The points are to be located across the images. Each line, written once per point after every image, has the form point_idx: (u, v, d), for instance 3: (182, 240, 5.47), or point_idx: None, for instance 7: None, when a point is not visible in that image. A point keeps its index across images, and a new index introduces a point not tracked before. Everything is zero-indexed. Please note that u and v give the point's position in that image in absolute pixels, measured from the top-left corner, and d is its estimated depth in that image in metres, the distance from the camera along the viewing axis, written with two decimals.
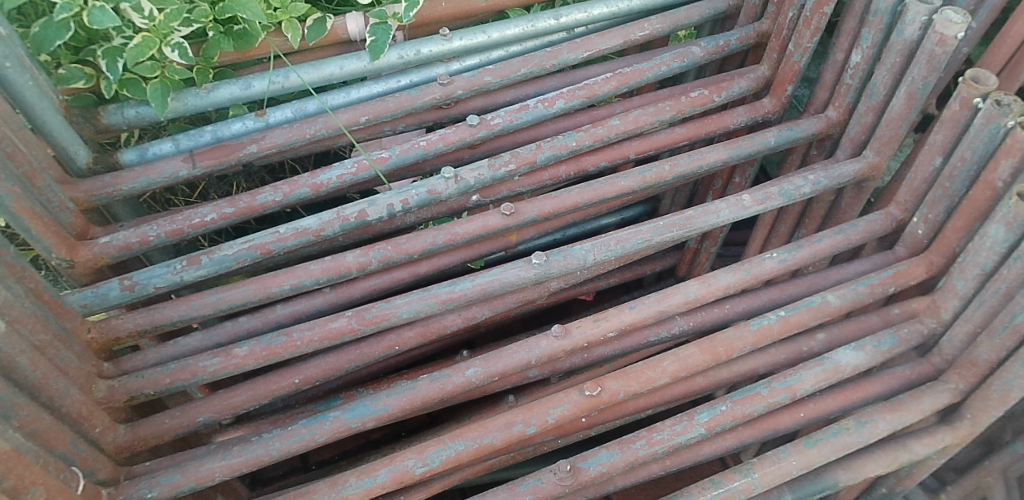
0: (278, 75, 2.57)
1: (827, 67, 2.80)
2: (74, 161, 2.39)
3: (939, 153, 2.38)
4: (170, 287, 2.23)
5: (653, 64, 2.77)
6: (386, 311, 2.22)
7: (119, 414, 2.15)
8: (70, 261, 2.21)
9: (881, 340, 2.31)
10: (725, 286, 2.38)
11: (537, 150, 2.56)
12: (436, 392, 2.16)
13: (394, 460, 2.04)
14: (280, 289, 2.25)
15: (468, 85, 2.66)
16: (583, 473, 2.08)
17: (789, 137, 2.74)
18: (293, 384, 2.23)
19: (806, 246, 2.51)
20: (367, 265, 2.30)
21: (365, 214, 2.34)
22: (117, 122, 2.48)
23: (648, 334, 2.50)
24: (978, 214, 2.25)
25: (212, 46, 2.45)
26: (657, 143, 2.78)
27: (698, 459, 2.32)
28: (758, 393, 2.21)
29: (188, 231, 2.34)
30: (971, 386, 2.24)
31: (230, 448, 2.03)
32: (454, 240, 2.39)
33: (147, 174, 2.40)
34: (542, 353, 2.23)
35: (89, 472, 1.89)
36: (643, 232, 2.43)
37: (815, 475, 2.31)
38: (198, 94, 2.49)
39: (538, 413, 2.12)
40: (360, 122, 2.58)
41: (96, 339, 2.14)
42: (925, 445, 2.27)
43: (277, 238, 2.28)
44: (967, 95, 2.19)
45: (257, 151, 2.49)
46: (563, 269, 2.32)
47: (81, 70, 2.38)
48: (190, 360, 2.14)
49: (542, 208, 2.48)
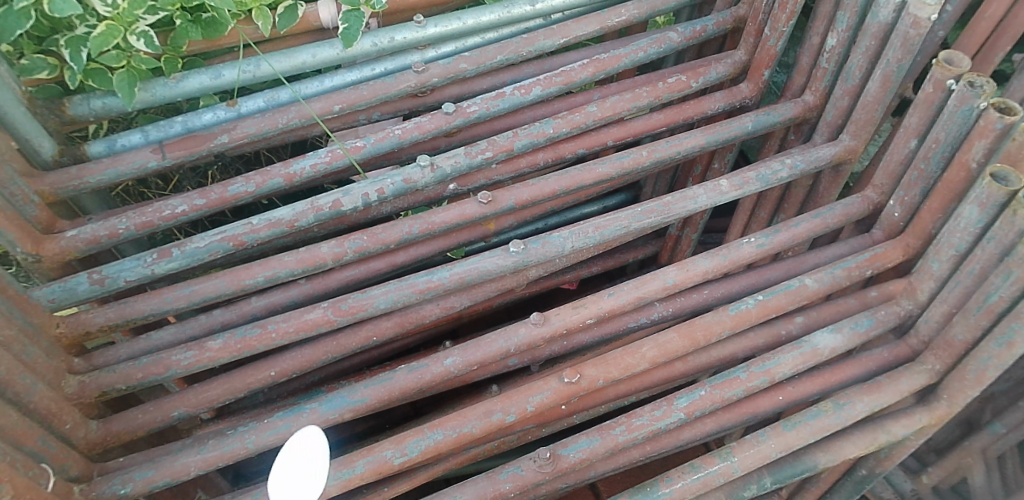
0: (248, 64, 2.52)
1: (804, 51, 2.80)
2: (38, 153, 2.36)
3: (915, 136, 2.38)
4: (141, 281, 2.19)
5: (629, 50, 2.75)
6: (363, 302, 2.20)
7: (92, 409, 2.12)
8: (37, 256, 2.17)
9: (858, 323, 2.32)
10: (703, 271, 2.38)
11: (514, 137, 2.54)
12: (414, 382, 2.15)
13: (372, 451, 2.02)
14: (253, 280, 2.22)
15: (444, 72, 2.63)
16: (563, 460, 2.07)
17: (767, 121, 2.73)
18: (270, 376, 2.20)
19: (784, 230, 2.51)
20: (342, 256, 2.27)
21: (339, 204, 2.31)
22: (84, 113, 2.43)
23: (628, 320, 2.49)
24: (953, 196, 2.26)
25: (180, 35, 2.41)
26: (635, 129, 2.77)
27: (678, 444, 2.32)
28: (737, 378, 2.21)
29: (158, 224, 2.29)
30: (948, 366, 2.25)
31: (205, 442, 2.00)
32: (431, 229, 2.37)
33: (115, 166, 2.36)
34: (520, 341, 2.22)
35: (60, 468, 1.86)
36: (621, 219, 2.42)
37: (795, 458, 2.33)
38: (166, 84, 2.45)
39: (517, 401, 2.11)
40: (333, 111, 2.55)
41: (66, 333, 2.11)
42: (903, 426, 2.29)
43: (250, 230, 2.25)
44: (940, 77, 2.19)
45: (228, 142, 2.46)
46: (541, 256, 2.31)
47: (44, 61, 2.34)
48: (163, 354, 2.10)
49: (520, 196, 2.46)
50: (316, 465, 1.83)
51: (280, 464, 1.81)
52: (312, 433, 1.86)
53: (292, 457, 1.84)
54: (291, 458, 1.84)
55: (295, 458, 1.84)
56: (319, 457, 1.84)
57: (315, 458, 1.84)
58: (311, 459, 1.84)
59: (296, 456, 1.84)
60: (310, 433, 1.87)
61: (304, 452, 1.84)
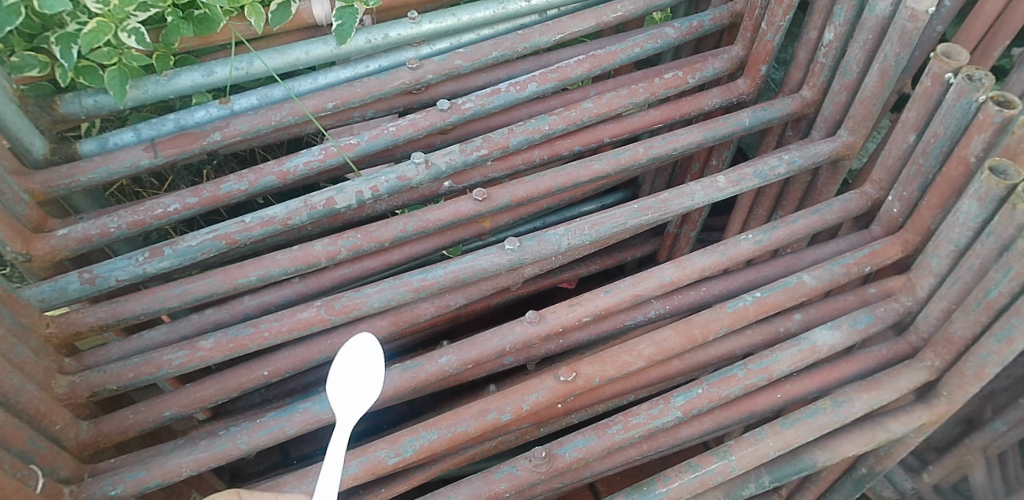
0: (241, 61, 2.51)
1: (801, 46, 2.77)
2: (29, 151, 2.35)
3: (913, 130, 2.36)
4: (133, 280, 2.17)
5: (625, 46, 2.72)
6: (357, 300, 2.18)
7: (83, 410, 2.11)
8: (27, 255, 2.16)
9: (856, 319, 2.30)
10: (700, 268, 2.36)
11: (509, 134, 2.52)
12: (409, 381, 2.13)
13: (366, 451, 1.99)
14: (246, 279, 2.20)
15: (439, 69, 2.61)
16: (559, 459, 2.05)
17: (764, 117, 2.71)
18: (263, 376, 2.18)
19: (782, 227, 2.49)
20: (336, 254, 2.26)
21: (333, 202, 2.29)
22: (75, 111, 2.41)
23: (625, 318, 2.46)
24: (951, 191, 2.24)
25: (172, 32, 2.39)
26: (631, 126, 2.74)
27: (675, 443, 2.30)
28: (734, 375, 2.19)
29: (150, 223, 2.27)
30: (948, 363, 2.22)
31: (197, 442, 1.98)
32: (426, 227, 2.35)
33: (107, 164, 2.34)
34: (516, 339, 2.20)
35: (49, 469, 1.84)
36: (617, 216, 2.39)
37: (793, 456, 2.31)
38: (158, 82, 2.44)
39: (512, 400, 2.09)
40: (327, 108, 2.53)
41: (56, 333, 2.09)
42: (902, 424, 2.26)
43: (243, 228, 2.23)
44: (939, 70, 2.18)
45: (221, 140, 2.44)
46: (537, 254, 2.29)
47: (34, 58, 2.33)
48: (154, 354, 2.08)
49: (515, 193, 2.44)
50: (372, 374, 1.71)
51: (335, 375, 1.70)
52: (366, 339, 1.73)
53: (347, 366, 1.72)
54: (344, 371, 1.72)
55: (349, 369, 1.72)
56: (373, 370, 1.72)
57: (370, 368, 1.73)
58: (366, 369, 1.73)
59: (350, 371, 1.72)
60: (365, 348, 1.74)
61: (358, 361, 1.72)
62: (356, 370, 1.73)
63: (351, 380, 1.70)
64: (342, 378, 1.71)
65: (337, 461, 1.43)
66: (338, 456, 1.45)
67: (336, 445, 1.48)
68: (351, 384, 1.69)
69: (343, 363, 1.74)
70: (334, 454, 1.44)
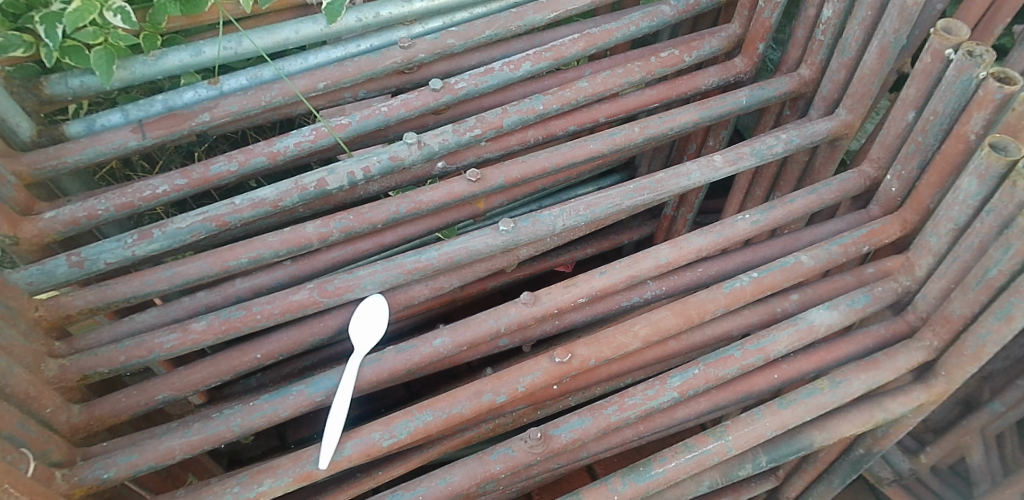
0: (230, 41, 2.47)
1: (799, 24, 2.73)
2: (16, 133, 2.30)
3: (912, 108, 2.33)
4: (122, 263, 2.15)
5: (621, 24, 2.68)
6: (349, 283, 2.16)
7: (75, 394, 2.09)
8: (14, 238, 2.12)
9: (854, 299, 2.28)
10: (697, 249, 2.34)
11: (502, 114, 2.49)
12: (403, 363, 2.10)
13: (360, 433, 1.97)
14: (237, 262, 2.18)
15: (431, 48, 2.57)
16: (554, 441, 2.03)
17: (762, 96, 2.67)
18: (256, 359, 2.16)
19: (779, 207, 2.46)
20: (328, 236, 2.23)
21: (324, 183, 2.27)
22: (61, 92, 2.38)
23: (621, 299, 2.43)
24: (951, 169, 2.21)
25: (159, 12, 2.34)
26: (627, 105, 2.71)
27: (672, 424, 2.29)
28: (731, 356, 2.18)
29: (139, 205, 2.25)
30: (946, 342, 2.20)
31: (190, 425, 1.98)
32: (419, 209, 2.32)
33: (94, 145, 2.31)
34: (511, 321, 2.18)
35: (41, 453, 1.83)
36: (612, 196, 2.36)
37: (790, 436, 2.30)
38: (146, 62, 2.39)
39: (507, 382, 2.08)
40: (317, 88, 2.49)
41: (45, 316, 2.06)
42: (900, 404, 2.25)
43: (233, 210, 2.21)
44: (939, 47, 2.14)
45: (210, 120, 2.40)
46: (532, 235, 2.26)
47: (19, 38, 2.28)
48: (145, 337, 2.06)
49: (510, 174, 2.41)
50: (378, 328, 2.16)
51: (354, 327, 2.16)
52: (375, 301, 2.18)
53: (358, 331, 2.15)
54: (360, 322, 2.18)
55: (363, 321, 2.18)
56: (378, 324, 2.17)
57: (376, 322, 2.18)
58: (374, 320, 2.18)
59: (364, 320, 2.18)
60: (374, 304, 2.19)
61: (368, 316, 2.18)
62: (359, 343, 2.12)
63: (359, 341, 2.12)
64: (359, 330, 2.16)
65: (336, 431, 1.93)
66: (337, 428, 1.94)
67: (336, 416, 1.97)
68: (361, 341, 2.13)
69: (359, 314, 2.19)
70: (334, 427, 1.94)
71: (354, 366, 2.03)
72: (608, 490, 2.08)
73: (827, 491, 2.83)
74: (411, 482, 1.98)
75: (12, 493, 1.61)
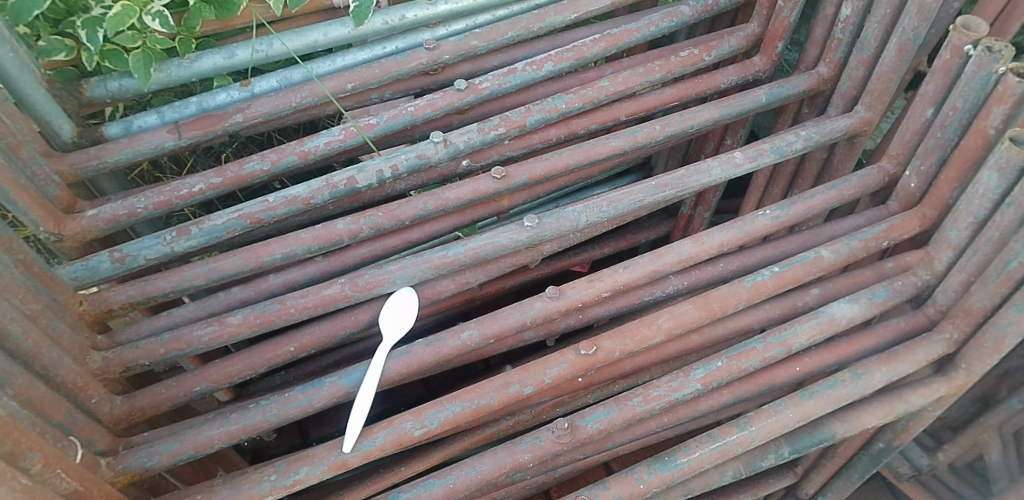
0: (262, 43, 2.57)
1: (817, 22, 2.76)
2: (58, 135, 2.42)
3: (931, 104, 2.36)
4: (161, 259, 2.25)
5: (641, 24, 2.71)
6: (379, 277, 2.22)
7: (117, 385, 2.18)
8: (59, 235, 2.23)
9: (874, 293, 2.30)
10: (718, 244, 2.36)
11: (526, 113, 2.54)
12: (431, 356, 2.15)
13: (392, 423, 2.02)
14: (271, 257, 2.25)
15: (455, 49, 2.63)
16: (581, 431, 2.07)
17: (781, 94, 2.70)
18: (290, 351, 2.22)
19: (799, 202, 2.48)
20: (358, 233, 2.29)
21: (354, 182, 2.34)
22: (101, 95, 2.51)
23: (644, 293, 2.48)
24: (970, 164, 2.23)
25: (194, 15, 2.46)
26: (647, 104, 2.75)
27: (695, 415, 2.33)
28: (754, 348, 2.21)
29: (176, 203, 2.35)
30: (966, 334, 2.22)
31: (227, 415, 2.05)
32: (445, 205, 2.37)
33: (132, 146, 2.41)
34: (536, 315, 2.21)
35: (86, 442, 1.91)
36: (635, 192, 2.40)
37: (812, 428, 2.33)
38: (181, 65, 2.51)
39: (534, 374, 2.11)
40: (345, 89, 2.57)
41: (89, 311, 2.16)
42: (921, 396, 2.26)
43: (266, 208, 2.28)
44: (958, 43, 2.17)
45: (243, 121, 2.50)
46: (556, 231, 2.31)
47: (61, 42, 2.40)
48: (184, 330, 2.16)
49: (533, 172, 2.45)
50: (405, 321, 2.22)
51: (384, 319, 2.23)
52: (406, 294, 2.25)
53: (388, 321, 2.23)
54: (390, 314, 2.24)
55: (393, 314, 2.24)
56: (406, 317, 2.23)
57: (405, 316, 2.24)
58: (402, 315, 2.24)
59: (393, 313, 2.24)
60: (405, 297, 2.25)
61: (398, 310, 2.24)
62: (388, 335, 2.19)
63: (388, 334, 2.19)
64: (388, 322, 2.23)
65: (360, 421, 1.99)
66: (360, 418, 2.00)
67: (360, 406, 2.03)
68: (387, 334, 2.20)
69: (389, 308, 2.25)
70: (358, 417, 1.99)
71: (381, 357, 2.10)
72: (634, 480, 2.12)
73: (845, 487, 2.84)
74: (441, 471, 2.03)
75: (64, 477, 1.68)
